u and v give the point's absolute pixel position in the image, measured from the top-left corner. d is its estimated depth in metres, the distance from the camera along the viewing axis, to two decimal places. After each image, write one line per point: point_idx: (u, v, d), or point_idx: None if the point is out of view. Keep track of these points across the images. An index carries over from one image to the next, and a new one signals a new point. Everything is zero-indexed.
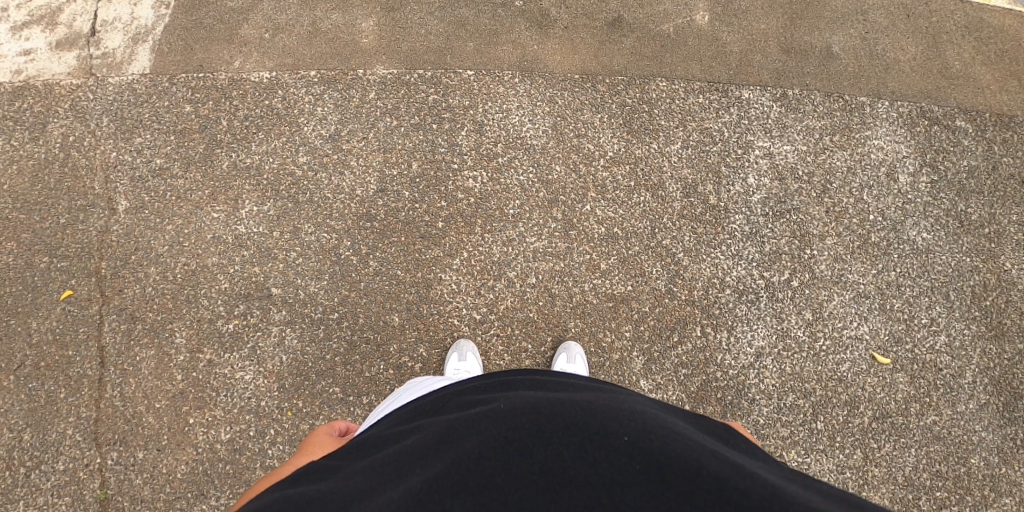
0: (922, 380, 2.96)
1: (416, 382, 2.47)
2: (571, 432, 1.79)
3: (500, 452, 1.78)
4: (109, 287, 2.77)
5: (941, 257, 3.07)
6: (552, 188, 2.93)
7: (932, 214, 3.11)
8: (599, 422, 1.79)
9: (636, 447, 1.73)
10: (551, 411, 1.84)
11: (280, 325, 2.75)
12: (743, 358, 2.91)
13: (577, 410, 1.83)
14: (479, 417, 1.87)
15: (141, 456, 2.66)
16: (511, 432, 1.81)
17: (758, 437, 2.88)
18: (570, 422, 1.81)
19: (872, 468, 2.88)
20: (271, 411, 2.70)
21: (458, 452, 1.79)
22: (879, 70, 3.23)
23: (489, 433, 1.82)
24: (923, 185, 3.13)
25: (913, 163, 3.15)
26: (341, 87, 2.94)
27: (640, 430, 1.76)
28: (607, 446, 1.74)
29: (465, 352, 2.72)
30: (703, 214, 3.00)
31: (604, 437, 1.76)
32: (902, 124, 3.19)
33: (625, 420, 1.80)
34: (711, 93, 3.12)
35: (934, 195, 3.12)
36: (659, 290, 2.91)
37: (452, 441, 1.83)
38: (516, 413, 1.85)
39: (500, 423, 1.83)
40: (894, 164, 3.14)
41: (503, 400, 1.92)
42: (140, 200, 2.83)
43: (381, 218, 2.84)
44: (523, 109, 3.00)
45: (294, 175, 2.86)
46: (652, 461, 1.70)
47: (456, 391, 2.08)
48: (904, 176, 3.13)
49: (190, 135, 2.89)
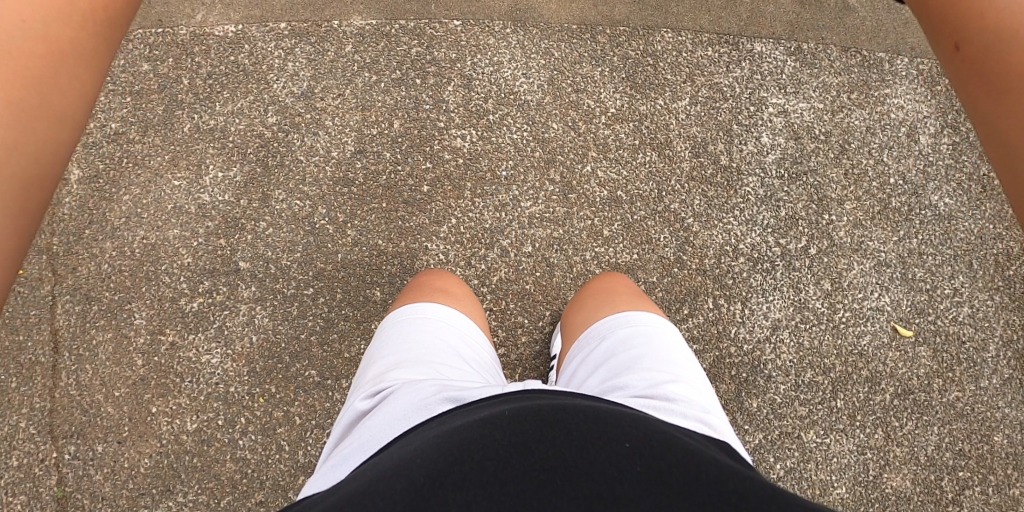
0: (946, 354, 2.72)
1: (409, 322, 2.11)
2: (575, 437, 1.59)
3: (505, 452, 1.57)
4: (61, 266, 2.50)
5: (963, 224, 2.81)
6: (548, 147, 2.66)
7: (954, 178, 2.85)
8: (602, 424, 1.63)
9: (640, 453, 1.57)
10: (554, 415, 1.65)
11: (249, 302, 2.47)
12: (759, 331, 2.67)
13: (580, 418, 1.64)
14: (479, 418, 1.66)
15: (101, 450, 2.40)
16: (515, 434, 1.60)
17: (774, 416, 2.64)
18: (570, 427, 1.62)
19: (893, 447, 2.65)
20: (241, 398, 2.42)
21: (459, 451, 1.57)
22: (899, 25, 2.94)
23: (492, 434, 1.60)
24: (945, 147, 2.87)
25: (935, 123, 2.89)
26: (315, 41, 2.66)
27: (642, 437, 1.61)
28: (606, 448, 1.57)
29: (448, 278, 2.37)
30: (714, 175, 2.74)
31: (604, 440, 1.59)
32: (922, 82, 2.92)
33: (627, 426, 1.64)
34: (720, 46, 2.86)
35: (955, 157, 2.86)
36: (667, 259, 2.65)
37: (453, 441, 1.60)
38: (522, 418, 1.64)
39: (502, 427, 1.62)
40: (914, 125, 2.88)
41: (501, 404, 1.72)
42: (94, 168, 2.57)
43: (359, 182, 2.56)
44: (516, 62, 2.72)
45: (263, 136, 2.58)
46: (651, 464, 1.55)
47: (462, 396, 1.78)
48: (925, 136, 2.87)
49: (148, 96, 2.62)
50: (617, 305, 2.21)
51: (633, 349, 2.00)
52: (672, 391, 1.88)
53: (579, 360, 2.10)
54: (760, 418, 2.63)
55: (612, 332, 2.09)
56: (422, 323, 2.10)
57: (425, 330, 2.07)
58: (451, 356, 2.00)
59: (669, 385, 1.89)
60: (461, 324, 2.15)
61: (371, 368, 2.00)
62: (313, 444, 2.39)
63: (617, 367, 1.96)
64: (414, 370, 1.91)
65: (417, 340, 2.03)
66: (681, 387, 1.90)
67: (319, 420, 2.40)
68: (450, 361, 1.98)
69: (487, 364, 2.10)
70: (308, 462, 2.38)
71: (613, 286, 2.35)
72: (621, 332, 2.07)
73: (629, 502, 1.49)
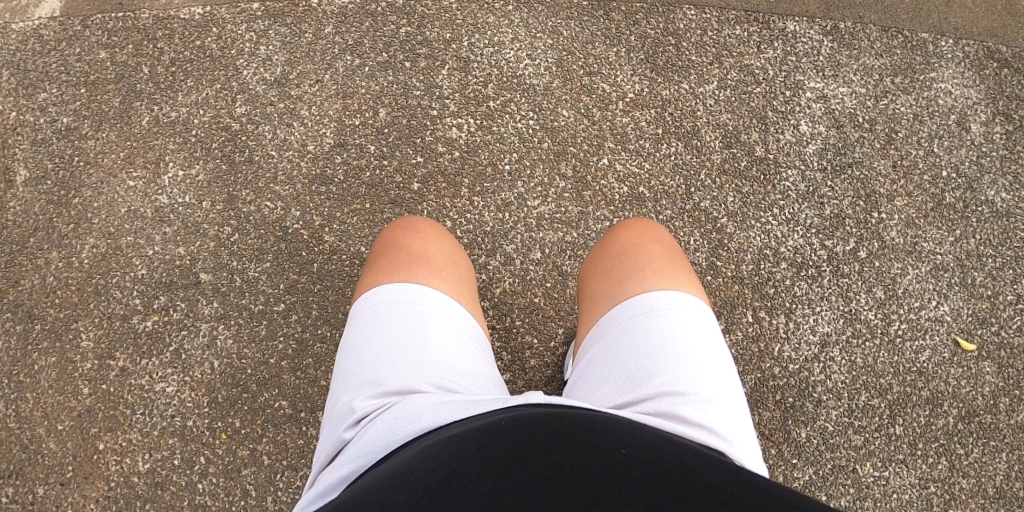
0: (1012, 370, 2.34)
1: (384, 310, 1.71)
2: (567, 444, 1.28)
3: (491, 465, 1.25)
4: (3, 279, 2.18)
5: None
6: (558, 138, 2.32)
7: (1010, 171, 2.47)
8: (602, 429, 1.32)
9: (644, 460, 1.26)
10: (547, 422, 1.34)
11: (210, 321, 2.13)
12: (805, 349, 2.30)
13: (576, 426, 1.33)
14: (464, 429, 1.35)
15: (42, 493, 2.06)
16: (502, 446, 1.28)
17: (825, 448, 2.26)
18: (560, 433, 1.31)
19: (959, 480, 2.26)
20: (201, 433, 2.08)
21: (438, 470, 1.26)
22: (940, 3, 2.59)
23: (470, 450, 1.29)
24: (999, 136, 2.49)
25: (987, 110, 2.51)
26: (290, 21, 2.33)
27: (641, 444, 1.30)
28: (599, 455, 1.26)
29: (428, 235, 1.91)
30: (749, 168, 2.38)
31: (599, 446, 1.28)
32: (969, 66, 2.54)
33: (629, 433, 1.33)
34: (751, 24, 2.51)
35: (1011, 147, 2.49)
36: (697, 267, 2.30)
37: (428, 458, 1.30)
38: (505, 428, 1.33)
39: (482, 439, 1.31)
40: (965, 112, 2.51)
41: (479, 415, 1.41)
42: (42, 168, 2.25)
43: (339, 180, 2.23)
44: (520, 42, 2.37)
45: (230, 129, 2.26)
46: (652, 471, 1.23)
47: (446, 409, 1.47)
48: (977, 125, 2.50)
49: (103, 87, 2.31)
50: (643, 285, 1.72)
51: (654, 353, 1.62)
52: (698, 412, 1.55)
53: (585, 358, 1.73)
54: (809, 450, 2.25)
55: (633, 327, 1.66)
56: (400, 313, 1.71)
57: (406, 321, 1.69)
58: (441, 357, 1.66)
59: (694, 405, 1.56)
60: (449, 312, 1.75)
61: (343, 371, 1.68)
62: (284, 487, 2.04)
63: (634, 375, 1.60)
64: (396, 381, 1.60)
65: (395, 337, 1.67)
66: (706, 405, 1.57)
67: (292, 459, 2.06)
68: (440, 365, 1.65)
69: (485, 361, 1.77)
70: (278, 508, 2.03)
71: (640, 244, 1.84)
72: (643, 329, 1.65)
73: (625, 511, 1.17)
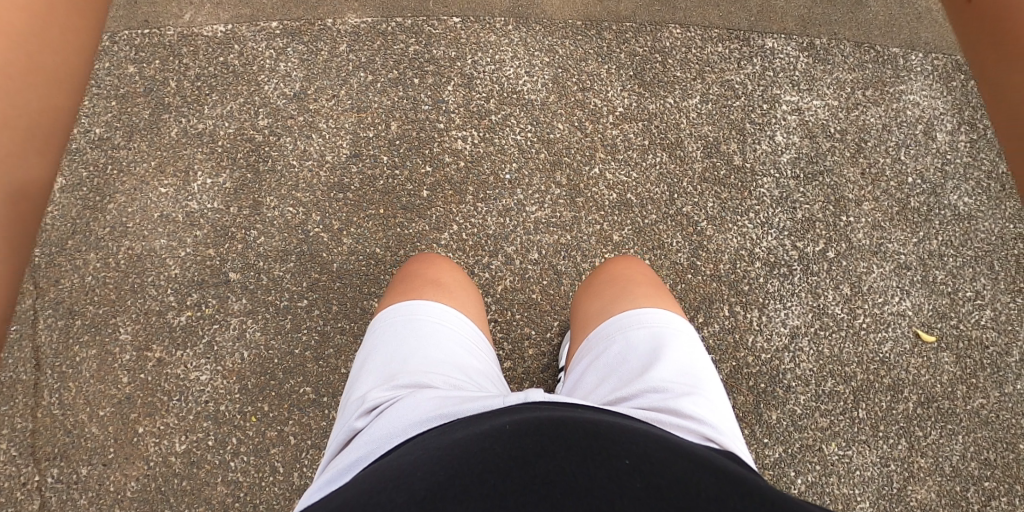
0: (969, 360, 2.58)
1: (403, 324, 1.94)
2: (576, 452, 1.47)
3: (510, 467, 1.44)
4: (43, 278, 2.37)
5: (984, 223, 2.67)
6: (554, 149, 2.54)
7: (972, 177, 2.71)
8: (608, 439, 1.50)
9: (641, 470, 1.44)
10: (557, 429, 1.52)
11: (240, 316, 2.35)
12: (777, 339, 2.54)
13: (580, 433, 1.51)
14: (485, 431, 1.54)
15: (85, 472, 2.27)
16: (518, 451, 1.47)
17: (795, 429, 2.50)
18: (571, 441, 1.49)
19: (918, 459, 2.50)
20: (232, 417, 2.29)
21: (451, 468, 1.46)
22: (911, 19, 2.84)
23: (482, 452, 1.48)
24: (963, 144, 2.73)
25: (952, 120, 2.75)
26: (308, 40, 2.54)
27: (643, 454, 1.48)
28: (605, 465, 1.45)
29: (442, 264, 2.16)
30: (727, 176, 2.61)
31: (605, 456, 1.46)
32: (938, 78, 2.79)
33: (628, 440, 1.51)
34: (731, 42, 2.73)
35: (973, 155, 2.72)
36: (680, 265, 2.52)
37: (452, 457, 1.48)
38: (521, 432, 1.52)
39: (493, 442, 1.50)
40: (932, 122, 2.75)
41: (490, 418, 1.60)
42: (77, 175, 2.45)
43: (355, 188, 2.44)
44: (519, 60, 2.59)
45: (254, 140, 2.46)
46: (652, 482, 1.42)
47: (452, 407, 1.67)
48: (942, 134, 2.74)
49: (134, 99, 2.50)
50: (635, 302, 1.98)
51: (647, 359, 1.84)
52: (689, 406, 1.75)
53: (585, 359, 1.95)
54: (780, 430, 2.49)
55: (626, 338, 1.90)
56: (417, 325, 1.93)
57: (422, 332, 1.92)
58: (450, 361, 1.87)
59: (686, 399, 1.76)
60: (459, 326, 1.98)
61: (361, 369, 1.89)
62: (308, 466, 2.26)
63: (630, 376, 1.82)
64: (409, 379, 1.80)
65: (411, 345, 1.89)
66: (695, 400, 1.77)
67: (315, 440, 2.27)
68: (448, 367, 1.85)
69: (487, 362, 1.98)
70: (302, 484, 2.25)
71: (631, 274, 2.10)
72: (636, 339, 1.89)
73: None
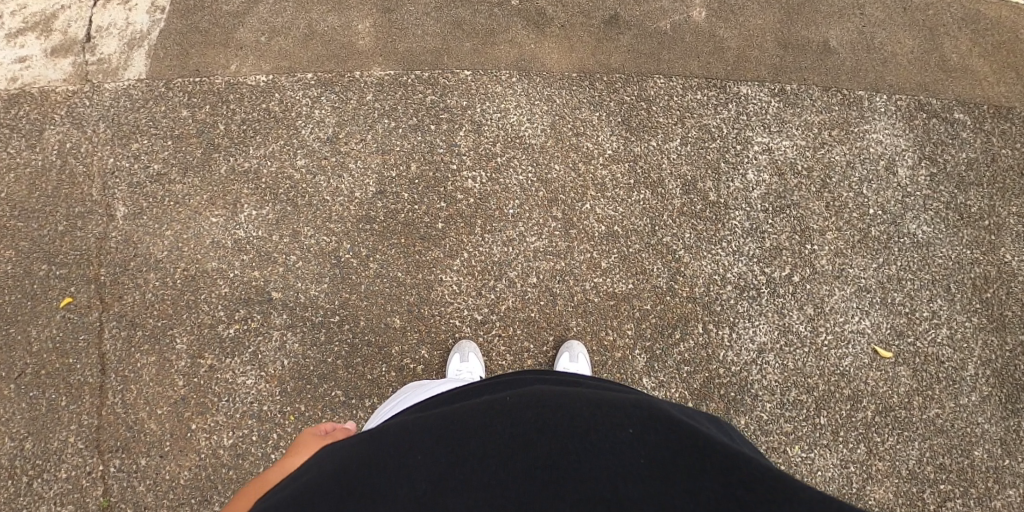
0: (926, 374, 2.90)
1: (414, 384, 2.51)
2: (574, 421, 1.81)
3: (520, 446, 1.79)
4: (108, 294, 2.75)
5: (941, 250, 3.02)
6: (551, 187, 2.92)
7: (932, 207, 3.06)
8: (608, 408, 1.83)
9: (643, 438, 1.76)
10: (557, 400, 1.86)
11: (280, 329, 2.74)
12: (745, 355, 2.87)
13: (582, 403, 1.85)
14: (497, 403, 1.89)
15: (144, 463, 2.64)
16: (523, 429, 1.81)
17: (761, 432, 2.83)
18: (572, 414, 1.82)
19: (876, 462, 2.83)
20: (273, 415, 2.69)
21: (459, 448, 1.81)
22: (876, 64, 3.19)
23: (493, 428, 1.83)
24: (923, 178, 3.09)
25: (912, 156, 3.11)
26: (338, 89, 2.95)
27: (646, 418, 1.80)
28: (610, 437, 1.77)
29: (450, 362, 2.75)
30: (703, 210, 2.97)
31: (608, 427, 1.79)
32: (900, 117, 3.14)
33: (627, 409, 1.83)
34: (709, 90, 3.10)
35: (933, 188, 3.08)
36: (660, 289, 2.88)
37: (466, 434, 1.83)
38: (523, 406, 1.86)
39: (504, 417, 1.84)
40: (893, 158, 3.10)
41: (508, 392, 1.95)
42: (139, 205, 2.83)
43: (380, 219, 2.84)
44: (521, 109, 3.00)
45: (293, 178, 2.86)
46: (655, 456, 1.73)
47: (463, 391, 2.06)
48: (903, 168, 3.09)
49: (187, 140, 2.88)
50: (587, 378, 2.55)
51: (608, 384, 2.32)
52: None
53: None
54: (749, 434, 2.82)
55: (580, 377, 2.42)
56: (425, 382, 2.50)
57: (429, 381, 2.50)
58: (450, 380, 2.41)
59: None
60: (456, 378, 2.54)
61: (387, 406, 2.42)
62: None
63: None
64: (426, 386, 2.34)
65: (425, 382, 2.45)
66: None
67: None
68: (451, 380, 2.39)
69: None
70: None
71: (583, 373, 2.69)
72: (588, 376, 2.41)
73: (628, 499, 1.69)
